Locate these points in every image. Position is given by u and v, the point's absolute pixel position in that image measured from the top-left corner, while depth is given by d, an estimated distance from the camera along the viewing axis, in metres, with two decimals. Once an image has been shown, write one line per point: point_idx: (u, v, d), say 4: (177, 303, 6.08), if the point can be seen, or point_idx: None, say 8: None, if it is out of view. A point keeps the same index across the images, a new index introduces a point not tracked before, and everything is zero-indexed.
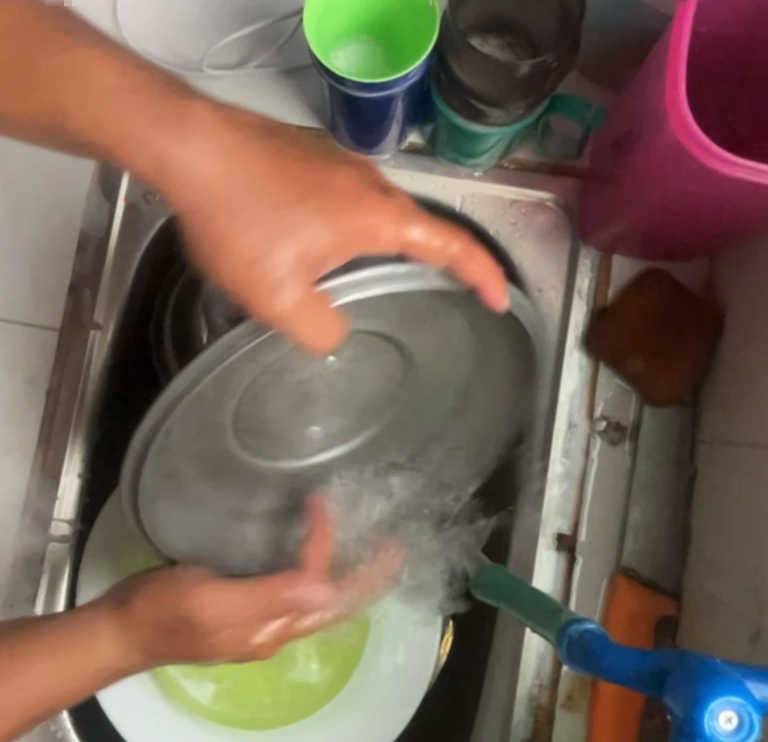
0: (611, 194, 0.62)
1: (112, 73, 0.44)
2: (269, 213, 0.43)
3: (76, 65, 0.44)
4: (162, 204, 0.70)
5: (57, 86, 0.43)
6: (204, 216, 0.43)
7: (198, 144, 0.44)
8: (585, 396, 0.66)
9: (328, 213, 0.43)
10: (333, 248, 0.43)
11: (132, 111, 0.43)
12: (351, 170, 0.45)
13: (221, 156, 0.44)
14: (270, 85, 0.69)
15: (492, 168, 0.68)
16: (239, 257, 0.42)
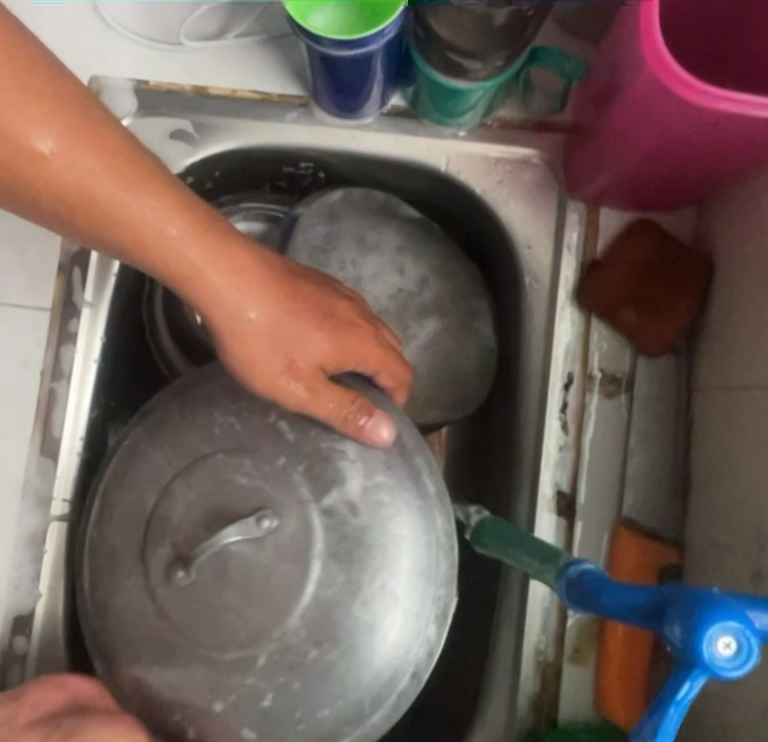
0: (595, 145, 0.62)
1: (139, 189, 0.46)
2: (268, 313, 0.52)
3: (137, 178, 0.46)
4: None
5: (86, 172, 0.45)
6: (217, 321, 0.52)
7: (218, 262, 0.50)
8: (579, 350, 0.66)
9: (306, 325, 0.53)
10: (314, 356, 0.53)
11: (153, 211, 0.47)
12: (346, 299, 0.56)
13: (232, 267, 0.50)
14: (251, 53, 0.69)
15: (476, 127, 0.68)
16: (267, 359, 0.52)
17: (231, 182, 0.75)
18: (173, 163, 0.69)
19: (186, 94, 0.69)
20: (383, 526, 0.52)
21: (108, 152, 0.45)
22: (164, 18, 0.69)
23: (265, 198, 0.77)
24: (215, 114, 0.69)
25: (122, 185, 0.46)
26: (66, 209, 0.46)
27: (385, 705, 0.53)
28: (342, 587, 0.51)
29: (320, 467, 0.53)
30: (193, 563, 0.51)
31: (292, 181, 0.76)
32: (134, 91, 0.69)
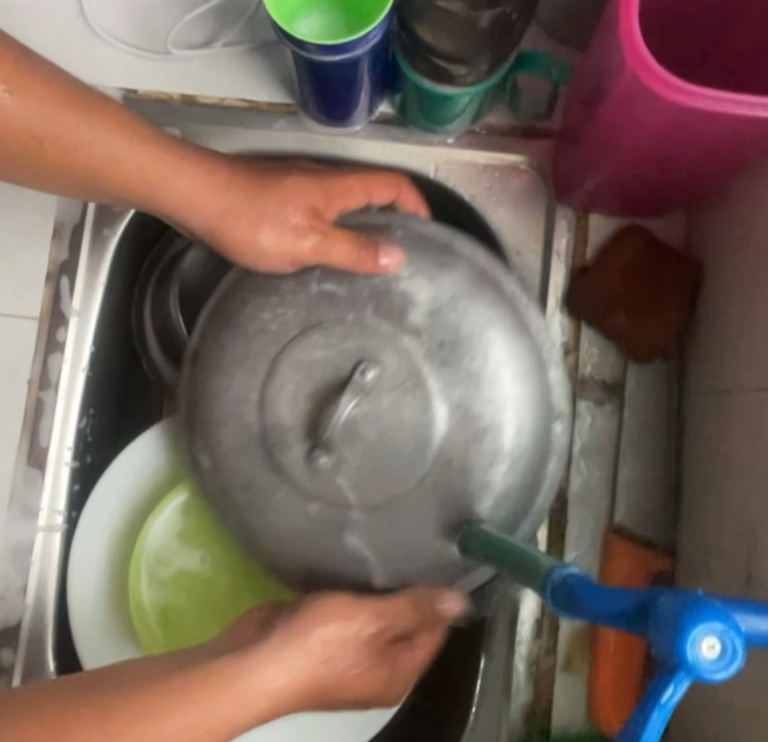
0: (582, 150, 0.62)
1: (91, 118, 0.52)
2: (225, 204, 0.56)
3: (73, 102, 0.52)
4: None
5: (71, 129, 0.52)
6: (196, 218, 0.56)
7: (179, 166, 0.55)
8: (569, 356, 0.66)
9: (263, 206, 0.56)
10: (239, 203, 0.56)
11: (133, 150, 0.54)
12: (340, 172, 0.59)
13: (193, 167, 0.55)
14: (239, 61, 0.68)
15: (465, 134, 0.68)
16: (276, 252, 0.56)
17: None
18: None
19: (173, 102, 0.69)
20: (482, 344, 0.54)
21: (78, 100, 0.52)
22: (151, 27, 0.69)
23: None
24: (206, 123, 0.70)
25: (83, 118, 0.52)
26: (47, 166, 0.53)
27: (516, 536, 0.56)
28: (435, 412, 0.53)
29: (385, 299, 0.54)
30: (333, 444, 0.53)
31: None
32: (122, 99, 0.69)
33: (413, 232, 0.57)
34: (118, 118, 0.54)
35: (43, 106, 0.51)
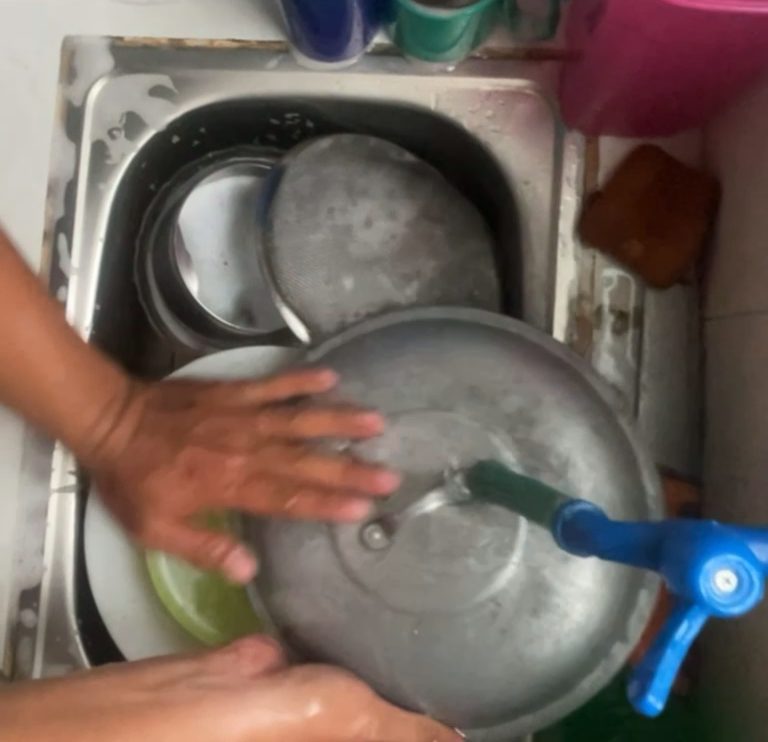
0: (585, 68, 0.59)
1: None
2: None
3: None
4: (130, 139, 0.67)
5: None
6: None
7: None
8: (584, 288, 0.63)
9: None
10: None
11: (36, 346, 0.62)
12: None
13: None
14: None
15: (465, 61, 0.65)
16: (165, 518, 0.62)
17: (220, 136, 0.72)
18: (153, 121, 0.67)
19: (162, 47, 0.67)
20: (543, 426, 0.57)
21: (9, 287, 0.60)
22: None
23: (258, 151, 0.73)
24: (194, 67, 0.67)
25: None
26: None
27: (573, 693, 0.56)
28: (511, 550, 0.54)
29: (525, 425, 0.57)
30: (394, 527, 0.55)
31: (282, 133, 0.72)
32: (109, 49, 0.67)
33: (396, 391, 0.59)
34: None
35: None
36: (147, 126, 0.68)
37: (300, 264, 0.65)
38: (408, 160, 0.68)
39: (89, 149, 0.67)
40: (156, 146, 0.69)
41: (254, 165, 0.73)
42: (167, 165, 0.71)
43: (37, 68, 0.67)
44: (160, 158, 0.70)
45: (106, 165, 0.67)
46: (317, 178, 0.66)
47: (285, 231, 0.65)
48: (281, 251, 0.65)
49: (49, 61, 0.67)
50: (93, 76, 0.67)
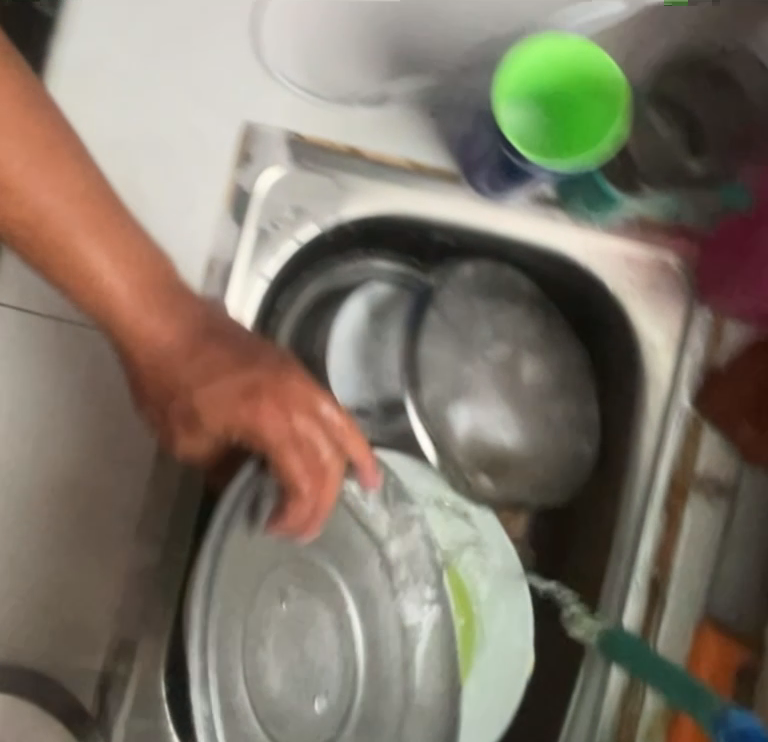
0: (742, 265, 0.66)
1: (101, 235, 0.52)
2: (138, 305, 0.55)
3: (103, 223, 0.52)
4: (292, 230, 0.71)
5: (83, 247, 0.52)
6: (68, 278, 0.53)
7: (92, 240, 0.52)
8: (687, 453, 0.70)
9: (167, 310, 0.56)
10: (193, 378, 0.57)
11: (127, 286, 0.54)
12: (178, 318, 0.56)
13: (101, 244, 0.53)
14: (410, 122, 0.70)
15: (619, 226, 0.70)
16: (218, 398, 0.57)
17: (362, 236, 0.74)
18: (317, 216, 0.71)
19: (339, 152, 0.70)
20: None
21: (46, 149, 0.50)
22: (328, 75, 0.70)
23: (393, 255, 0.76)
24: (361, 176, 0.71)
25: (131, 284, 0.54)
26: (46, 261, 0.52)
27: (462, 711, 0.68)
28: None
29: None
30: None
31: (420, 243, 0.75)
32: (286, 141, 0.70)
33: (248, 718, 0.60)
34: (108, 221, 0.53)
35: (84, 239, 0.52)
36: (310, 220, 0.71)
37: (435, 373, 0.68)
38: (536, 296, 0.73)
39: (250, 234, 0.69)
40: (317, 243, 0.72)
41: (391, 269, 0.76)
42: (307, 256, 0.73)
43: (212, 143, 0.68)
44: (306, 253, 0.73)
45: (266, 252, 0.70)
46: (467, 305, 0.70)
47: (429, 341, 0.69)
48: (426, 356, 0.68)
49: (227, 139, 0.69)
50: (266, 164, 0.70)
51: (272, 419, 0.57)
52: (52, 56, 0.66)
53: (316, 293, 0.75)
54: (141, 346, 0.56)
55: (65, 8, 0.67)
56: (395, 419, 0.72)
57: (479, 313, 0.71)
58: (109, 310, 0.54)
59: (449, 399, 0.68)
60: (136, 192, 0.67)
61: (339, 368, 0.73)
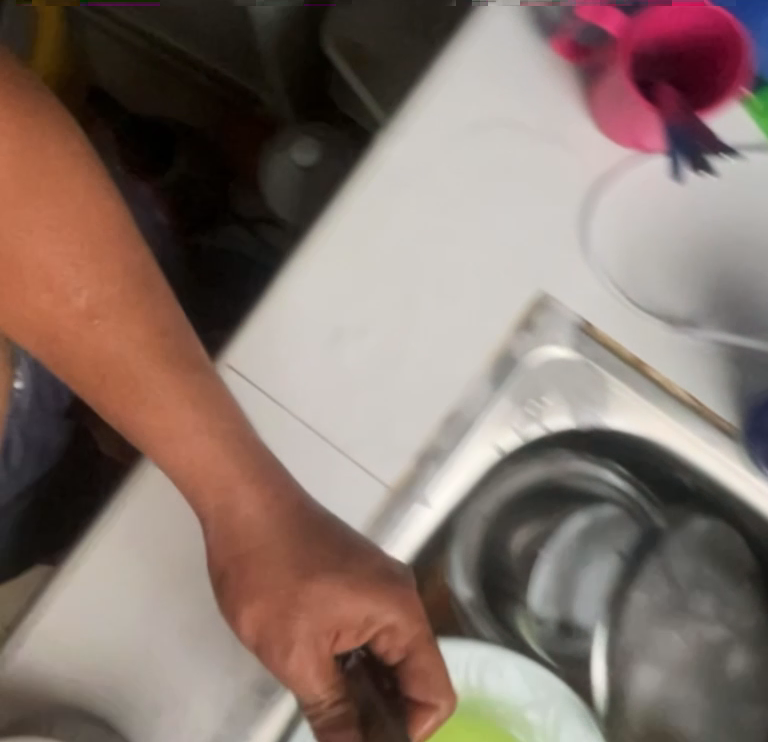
0: None
1: (198, 410, 0.57)
2: (189, 443, 0.58)
3: (194, 398, 0.57)
4: (544, 416, 0.67)
5: (154, 393, 0.56)
6: (174, 465, 0.58)
7: (187, 412, 0.57)
8: None
9: (240, 465, 0.59)
10: (246, 523, 0.59)
11: (135, 351, 0.55)
12: (276, 504, 0.60)
13: (157, 368, 0.56)
14: (706, 360, 0.66)
15: None
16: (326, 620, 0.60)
17: (606, 447, 0.70)
18: (572, 411, 0.67)
19: (625, 360, 0.66)
20: None
21: (102, 266, 0.54)
22: (645, 279, 0.66)
23: (628, 473, 0.71)
24: (637, 391, 0.66)
25: (199, 435, 0.58)
26: (104, 392, 0.56)
27: None
28: None
29: None
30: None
31: (662, 479, 0.70)
32: (575, 326, 0.67)
33: None
34: (200, 399, 0.58)
35: (178, 415, 0.57)
36: (563, 412, 0.67)
37: (636, 609, 0.72)
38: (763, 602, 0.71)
39: (503, 402, 0.67)
40: (567, 435, 0.68)
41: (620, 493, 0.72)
42: (544, 446, 0.69)
43: (502, 301, 0.67)
44: (546, 443, 0.69)
45: (508, 426, 0.67)
46: (696, 571, 0.72)
47: (645, 582, 0.72)
48: (636, 592, 0.72)
49: (519, 303, 0.67)
50: (547, 341, 0.67)
51: (301, 615, 0.60)
52: (370, 166, 0.69)
53: (537, 480, 0.71)
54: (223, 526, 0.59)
55: (397, 123, 0.68)
56: (571, 642, 0.72)
57: (704, 585, 0.72)
58: (198, 482, 0.59)
59: (650, 662, 0.71)
60: (403, 318, 0.68)
61: (542, 582, 0.72)
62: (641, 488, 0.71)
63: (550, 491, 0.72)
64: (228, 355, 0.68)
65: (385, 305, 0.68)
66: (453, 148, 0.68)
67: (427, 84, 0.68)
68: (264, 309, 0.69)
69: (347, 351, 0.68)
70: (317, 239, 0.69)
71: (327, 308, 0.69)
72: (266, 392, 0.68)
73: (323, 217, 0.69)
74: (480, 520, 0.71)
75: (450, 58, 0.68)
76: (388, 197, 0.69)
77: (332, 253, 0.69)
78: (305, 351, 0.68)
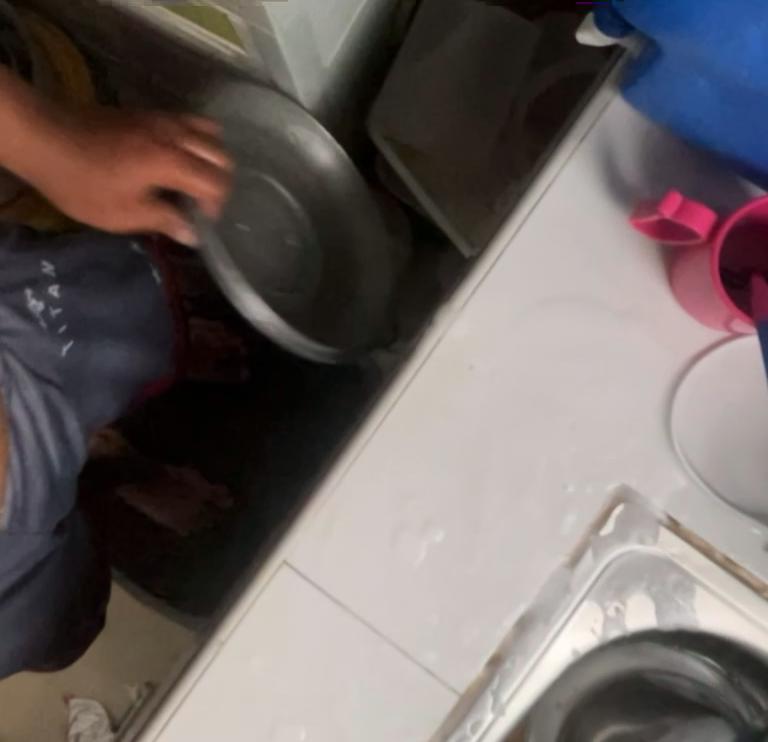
0: None
1: (87, 162, 0.72)
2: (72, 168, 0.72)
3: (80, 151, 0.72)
4: (629, 622, 0.63)
5: (102, 187, 0.73)
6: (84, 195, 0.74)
7: (116, 182, 0.72)
8: None
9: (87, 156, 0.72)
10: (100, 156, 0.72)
11: (70, 167, 0.72)
12: (134, 160, 0.71)
13: (75, 154, 0.72)
14: None
15: None
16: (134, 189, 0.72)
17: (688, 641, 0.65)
18: (658, 614, 0.63)
19: (713, 560, 0.62)
20: None
21: (70, 154, 0.72)
22: (734, 473, 0.62)
23: (717, 668, 0.67)
24: (726, 592, 0.62)
25: (94, 172, 0.72)
26: (74, 196, 0.74)
27: None
28: None
29: None
30: None
31: (748, 667, 0.65)
32: (660, 525, 0.62)
33: None
34: (89, 150, 0.72)
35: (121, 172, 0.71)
36: (648, 617, 0.63)
37: None
38: None
39: (584, 605, 0.63)
40: (649, 633, 0.64)
41: (703, 683, 0.67)
42: (627, 639, 0.65)
43: (577, 496, 0.62)
44: (629, 636, 0.65)
45: (590, 630, 0.63)
46: None
47: None
48: None
49: (597, 501, 0.62)
50: (628, 540, 0.62)
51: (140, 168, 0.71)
52: (430, 348, 0.63)
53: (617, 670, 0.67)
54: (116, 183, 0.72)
55: (459, 301, 0.63)
56: None
57: None
58: (102, 212, 0.75)
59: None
60: (471, 513, 0.63)
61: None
62: (728, 687, 0.67)
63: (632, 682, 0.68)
64: (284, 551, 0.63)
65: (449, 498, 0.63)
66: (520, 328, 0.63)
67: (491, 258, 0.63)
68: (319, 503, 0.63)
69: (408, 547, 0.63)
70: (375, 425, 0.63)
71: (388, 501, 0.63)
72: (324, 592, 0.64)
73: (381, 402, 0.63)
74: (556, 710, 0.67)
75: (515, 230, 0.63)
76: (450, 382, 0.63)
77: (390, 438, 0.63)
78: (363, 547, 0.63)
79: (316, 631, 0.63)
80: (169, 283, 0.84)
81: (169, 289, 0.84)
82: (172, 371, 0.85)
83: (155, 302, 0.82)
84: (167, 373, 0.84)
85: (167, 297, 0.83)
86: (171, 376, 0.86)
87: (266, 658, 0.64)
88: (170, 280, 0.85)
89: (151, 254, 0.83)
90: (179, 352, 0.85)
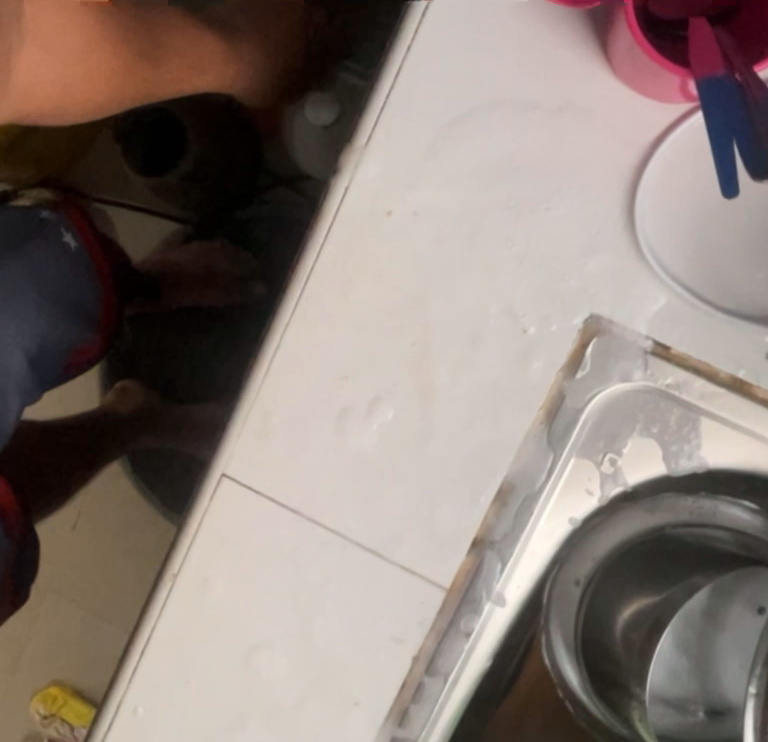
0: None
1: (172, 66, 0.86)
2: (157, 85, 0.87)
3: (145, 62, 0.84)
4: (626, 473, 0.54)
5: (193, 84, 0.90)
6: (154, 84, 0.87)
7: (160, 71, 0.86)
8: None
9: (154, 81, 0.86)
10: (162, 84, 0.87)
11: (153, 78, 0.86)
12: (184, 57, 0.86)
13: (133, 76, 0.84)
14: None
15: None
16: (162, 80, 0.87)
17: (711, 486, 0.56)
18: (664, 458, 0.54)
19: (717, 379, 0.51)
20: None
21: (132, 76, 0.84)
22: (722, 268, 0.49)
23: (757, 511, 0.56)
24: (744, 415, 0.52)
25: (110, 66, 0.81)
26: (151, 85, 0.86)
27: None
28: None
29: None
30: None
31: None
32: (646, 353, 0.51)
33: None
34: (124, 73, 0.83)
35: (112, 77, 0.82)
36: (654, 463, 0.54)
37: None
38: None
39: (571, 463, 0.54)
40: (659, 486, 0.55)
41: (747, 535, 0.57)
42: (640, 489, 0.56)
43: (541, 341, 0.51)
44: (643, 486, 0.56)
45: (585, 492, 0.55)
46: None
47: None
48: None
49: (564, 340, 0.51)
50: (611, 378, 0.52)
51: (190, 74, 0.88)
52: (339, 199, 0.53)
53: (637, 531, 0.57)
54: (176, 86, 0.89)
55: (361, 136, 0.52)
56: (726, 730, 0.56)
57: None
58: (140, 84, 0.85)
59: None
60: (420, 382, 0.53)
61: None
62: None
63: (659, 542, 0.59)
64: (222, 461, 0.56)
65: (393, 368, 0.53)
66: (438, 153, 0.52)
67: (389, 77, 0.52)
68: (249, 402, 0.55)
69: (357, 434, 0.54)
70: (292, 301, 0.54)
71: (325, 386, 0.54)
72: (275, 500, 0.56)
73: (295, 274, 0.54)
74: (575, 590, 0.58)
75: (411, 36, 0.51)
76: (368, 234, 0.53)
77: (312, 313, 0.54)
78: (308, 442, 0.55)
79: (275, 545, 0.56)
80: (89, 250, 0.82)
81: (90, 253, 0.82)
82: (100, 340, 0.84)
83: (77, 272, 0.79)
84: (92, 343, 0.83)
85: (88, 260, 0.81)
86: (98, 344, 0.84)
87: (226, 583, 0.57)
88: (93, 245, 0.82)
89: (62, 215, 0.82)
90: (105, 324, 0.83)
